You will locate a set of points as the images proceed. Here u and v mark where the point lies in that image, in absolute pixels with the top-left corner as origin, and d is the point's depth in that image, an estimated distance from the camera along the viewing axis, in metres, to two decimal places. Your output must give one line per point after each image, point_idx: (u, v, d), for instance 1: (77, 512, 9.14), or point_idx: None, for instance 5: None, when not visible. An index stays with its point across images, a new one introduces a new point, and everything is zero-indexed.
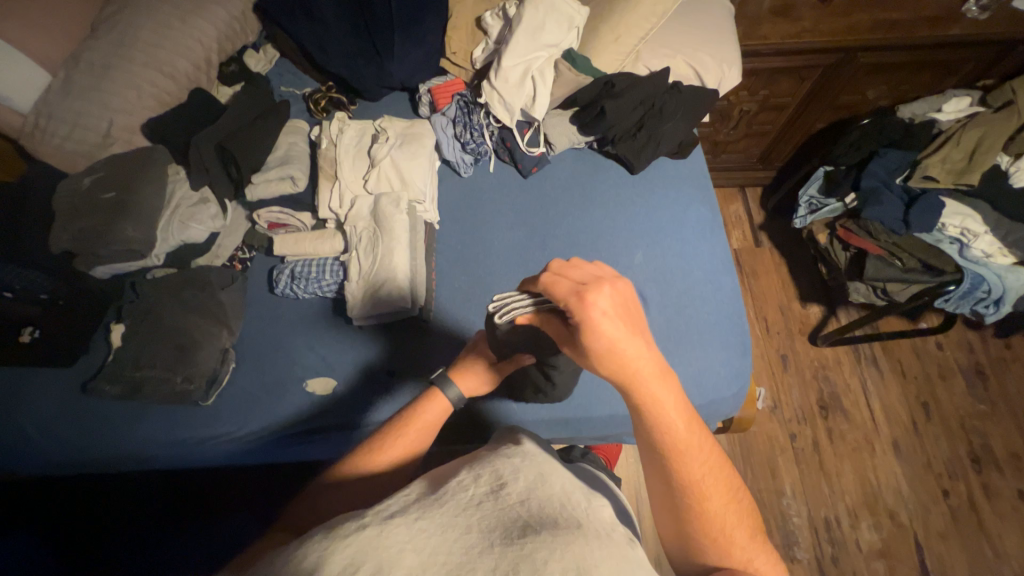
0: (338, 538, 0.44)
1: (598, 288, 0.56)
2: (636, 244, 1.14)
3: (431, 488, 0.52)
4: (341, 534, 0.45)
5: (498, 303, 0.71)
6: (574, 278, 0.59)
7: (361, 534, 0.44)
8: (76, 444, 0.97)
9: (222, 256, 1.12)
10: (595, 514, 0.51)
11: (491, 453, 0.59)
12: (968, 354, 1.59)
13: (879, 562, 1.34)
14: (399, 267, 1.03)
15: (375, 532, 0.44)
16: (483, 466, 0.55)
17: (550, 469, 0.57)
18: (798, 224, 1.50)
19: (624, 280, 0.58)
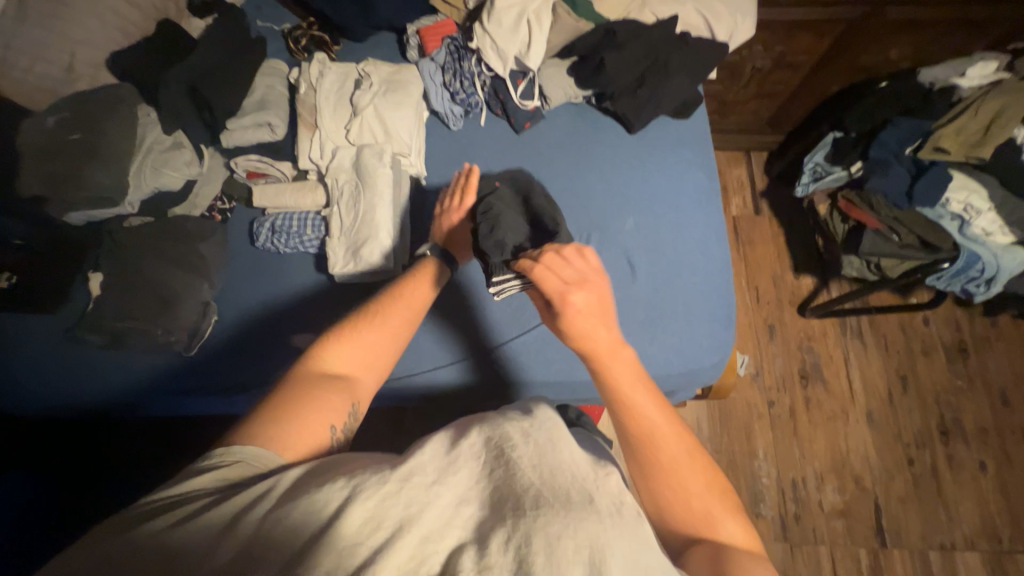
0: (358, 489, 0.48)
1: (578, 286, 0.64)
2: (629, 208, 1.11)
3: (447, 446, 0.54)
4: (361, 486, 0.49)
5: (497, 287, 0.80)
6: (559, 272, 0.66)
7: (380, 490, 0.48)
8: (65, 388, 0.99)
9: (200, 206, 1.09)
10: (609, 484, 0.53)
11: (508, 413, 0.59)
12: (953, 330, 1.60)
13: (838, 520, 1.42)
14: (380, 224, 0.99)
15: (393, 488, 0.48)
16: (498, 428, 0.55)
17: (568, 433, 0.57)
18: (799, 192, 1.45)
19: (601, 274, 0.66)
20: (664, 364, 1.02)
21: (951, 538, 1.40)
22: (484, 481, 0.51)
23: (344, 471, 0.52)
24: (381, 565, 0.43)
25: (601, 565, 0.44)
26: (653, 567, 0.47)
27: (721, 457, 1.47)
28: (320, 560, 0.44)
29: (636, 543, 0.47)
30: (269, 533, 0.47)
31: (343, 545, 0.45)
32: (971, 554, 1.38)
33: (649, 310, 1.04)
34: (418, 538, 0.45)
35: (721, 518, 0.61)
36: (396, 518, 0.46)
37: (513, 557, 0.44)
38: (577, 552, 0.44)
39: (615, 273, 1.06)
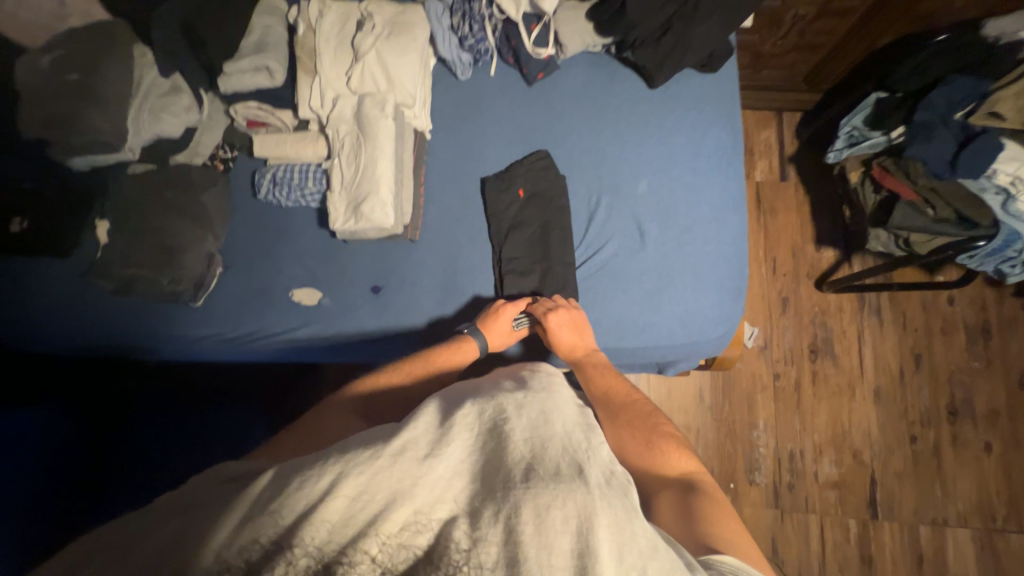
0: (350, 462, 0.48)
1: (558, 310, 0.94)
2: (642, 170, 1.05)
3: (441, 419, 0.55)
4: (351, 460, 0.48)
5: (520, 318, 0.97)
6: (546, 303, 0.96)
7: (372, 464, 0.48)
8: (80, 333, 1.02)
9: (203, 154, 1.06)
10: (597, 456, 0.55)
11: (502, 390, 0.62)
12: (978, 311, 1.54)
13: (832, 491, 1.44)
14: (382, 178, 0.95)
15: (387, 463, 0.48)
16: (492, 404, 0.58)
17: (560, 408, 0.60)
18: (831, 158, 1.36)
19: (575, 306, 0.96)
20: (667, 335, 1.00)
21: (944, 514, 1.41)
22: (478, 453, 0.53)
23: (334, 447, 0.52)
24: (375, 536, 0.45)
25: (589, 532, 0.46)
26: (638, 535, 0.48)
27: (720, 426, 1.48)
28: (311, 532, 0.44)
29: (622, 511, 0.49)
30: (263, 506, 0.47)
31: (336, 519, 0.45)
32: (961, 530, 1.40)
33: (656, 280, 1.01)
34: (410, 510, 0.46)
35: (681, 461, 0.76)
36: (388, 492, 0.47)
37: (502, 526, 0.46)
38: (566, 521, 0.46)
39: (622, 240, 1.03)
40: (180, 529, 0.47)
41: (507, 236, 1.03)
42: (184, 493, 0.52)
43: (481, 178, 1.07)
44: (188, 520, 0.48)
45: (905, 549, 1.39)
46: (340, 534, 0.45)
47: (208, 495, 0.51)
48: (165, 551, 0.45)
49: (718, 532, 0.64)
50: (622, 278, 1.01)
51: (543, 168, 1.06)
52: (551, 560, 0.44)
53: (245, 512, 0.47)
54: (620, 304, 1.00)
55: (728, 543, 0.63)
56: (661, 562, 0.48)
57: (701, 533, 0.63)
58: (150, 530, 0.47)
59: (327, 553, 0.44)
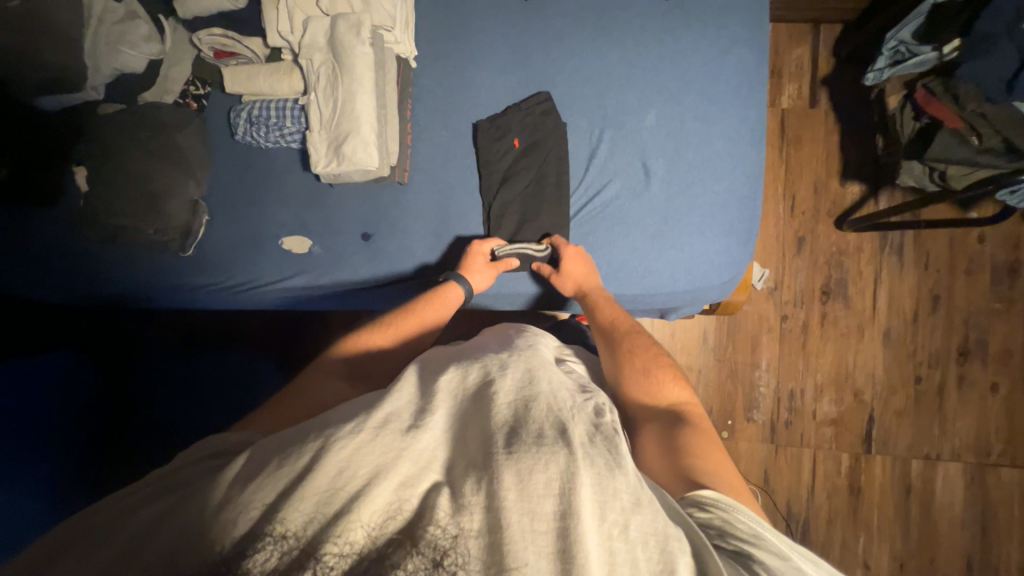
0: (331, 439, 0.49)
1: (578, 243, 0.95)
2: (651, 99, 0.95)
3: (422, 391, 0.57)
4: (332, 438, 0.49)
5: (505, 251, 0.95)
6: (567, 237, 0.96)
7: (352, 439, 0.49)
8: (75, 283, 1.01)
9: (173, 91, 0.98)
10: (581, 414, 0.56)
11: (485, 355, 0.64)
12: (1010, 249, 1.44)
13: (828, 428, 1.46)
14: (363, 116, 0.88)
15: (370, 436, 0.49)
16: (476, 371, 0.59)
17: (542, 371, 0.61)
18: (869, 80, 1.20)
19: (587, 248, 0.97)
20: (670, 281, 0.96)
21: (938, 450, 1.43)
22: (462, 422, 0.54)
23: (318, 426, 0.53)
24: (357, 514, 0.46)
25: (571, 493, 0.46)
26: (621, 491, 0.49)
27: (722, 367, 1.49)
28: (294, 511, 0.46)
29: (606, 469, 0.50)
30: (250, 481, 0.49)
31: (318, 496, 0.47)
32: (953, 464, 1.43)
33: (660, 224, 0.95)
34: (396, 482, 0.48)
35: (674, 393, 0.77)
36: (370, 466, 0.48)
37: (485, 492, 0.47)
38: (549, 484, 0.47)
39: (626, 179, 0.95)
40: (164, 508, 0.51)
41: (500, 189, 0.97)
42: (168, 473, 0.57)
43: (473, 120, 0.98)
44: (171, 500, 0.51)
45: (895, 481, 1.43)
46: (322, 512, 0.46)
47: (190, 475, 0.56)
48: (157, 533, 0.48)
49: (706, 466, 0.63)
50: (624, 222, 0.96)
51: (542, 113, 0.96)
52: (534, 524, 0.45)
53: (229, 487, 0.50)
54: (622, 250, 0.96)
55: (717, 478, 0.62)
56: (646, 515, 0.48)
57: (687, 467, 0.63)
58: (135, 508, 0.52)
59: (310, 531, 0.46)
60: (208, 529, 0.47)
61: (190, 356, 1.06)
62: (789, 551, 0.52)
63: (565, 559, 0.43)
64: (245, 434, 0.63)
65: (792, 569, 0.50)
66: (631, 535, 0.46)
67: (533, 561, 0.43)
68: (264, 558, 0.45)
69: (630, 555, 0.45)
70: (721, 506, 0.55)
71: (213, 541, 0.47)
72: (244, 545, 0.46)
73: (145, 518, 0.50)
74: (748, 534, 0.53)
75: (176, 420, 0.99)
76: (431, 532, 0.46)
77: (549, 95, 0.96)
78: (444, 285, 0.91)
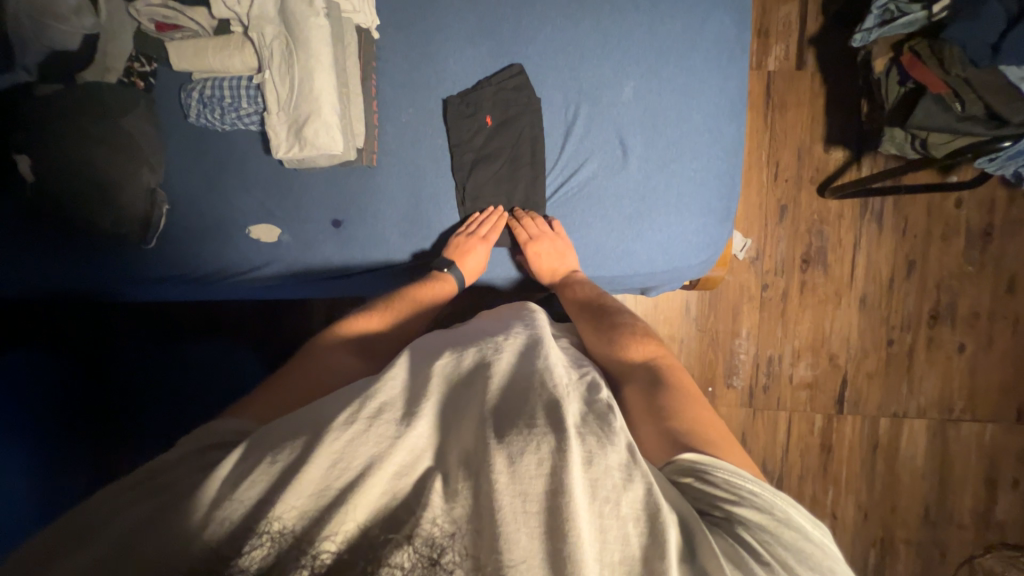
0: (323, 432, 0.48)
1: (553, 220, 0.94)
2: (628, 69, 0.91)
3: (415, 376, 0.56)
4: (326, 430, 0.48)
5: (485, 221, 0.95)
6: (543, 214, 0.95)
7: (347, 431, 0.48)
8: (35, 278, 0.95)
9: (116, 69, 0.89)
10: (574, 394, 0.56)
11: (479, 340, 0.64)
12: (984, 213, 1.46)
13: (803, 391, 1.52)
14: (324, 96, 0.82)
15: (363, 427, 0.48)
16: (471, 357, 0.60)
17: (537, 351, 0.61)
18: (857, 42, 1.15)
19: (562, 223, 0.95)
20: (647, 262, 0.96)
21: (905, 408, 1.50)
22: (454, 407, 0.54)
23: (311, 420, 0.51)
24: (351, 504, 0.44)
25: (562, 472, 0.45)
26: (613, 468, 0.48)
27: (703, 336, 1.51)
28: (287, 504, 0.44)
29: (597, 446, 0.49)
30: (241, 479, 0.47)
31: (313, 489, 0.45)
32: (918, 421, 1.50)
33: (637, 204, 0.93)
34: (392, 470, 0.47)
35: (643, 349, 0.76)
36: (365, 456, 0.47)
37: (476, 477, 0.47)
38: (540, 465, 0.46)
39: (603, 157, 0.93)
40: (151, 510, 0.47)
41: (473, 170, 0.94)
42: (157, 472, 0.53)
43: (443, 100, 0.93)
44: (160, 504, 0.48)
45: (863, 439, 1.51)
46: (314, 503, 0.45)
47: (180, 475, 0.52)
48: (138, 534, 0.45)
49: (687, 424, 0.62)
50: (600, 202, 0.94)
51: (514, 88, 0.92)
52: (526, 505, 0.44)
53: (222, 486, 0.47)
54: (598, 232, 0.95)
55: (699, 436, 0.60)
56: (637, 491, 0.47)
57: (676, 429, 0.61)
58: (122, 508, 0.48)
59: (303, 524, 0.44)
60: (199, 531, 0.44)
61: (167, 349, 1.04)
62: (772, 504, 0.51)
63: (556, 538, 0.43)
64: (242, 423, 0.59)
65: (775, 521, 0.50)
66: (622, 511, 0.46)
67: (527, 544, 0.43)
68: (252, 552, 0.43)
69: (620, 529, 0.45)
70: (703, 468, 0.54)
71: (205, 541, 0.44)
72: (234, 544, 0.43)
73: (128, 522, 0.46)
74: (728, 492, 0.52)
75: (158, 420, 0.99)
76: (425, 521, 0.45)
77: (522, 67, 0.92)
78: (440, 277, 0.91)
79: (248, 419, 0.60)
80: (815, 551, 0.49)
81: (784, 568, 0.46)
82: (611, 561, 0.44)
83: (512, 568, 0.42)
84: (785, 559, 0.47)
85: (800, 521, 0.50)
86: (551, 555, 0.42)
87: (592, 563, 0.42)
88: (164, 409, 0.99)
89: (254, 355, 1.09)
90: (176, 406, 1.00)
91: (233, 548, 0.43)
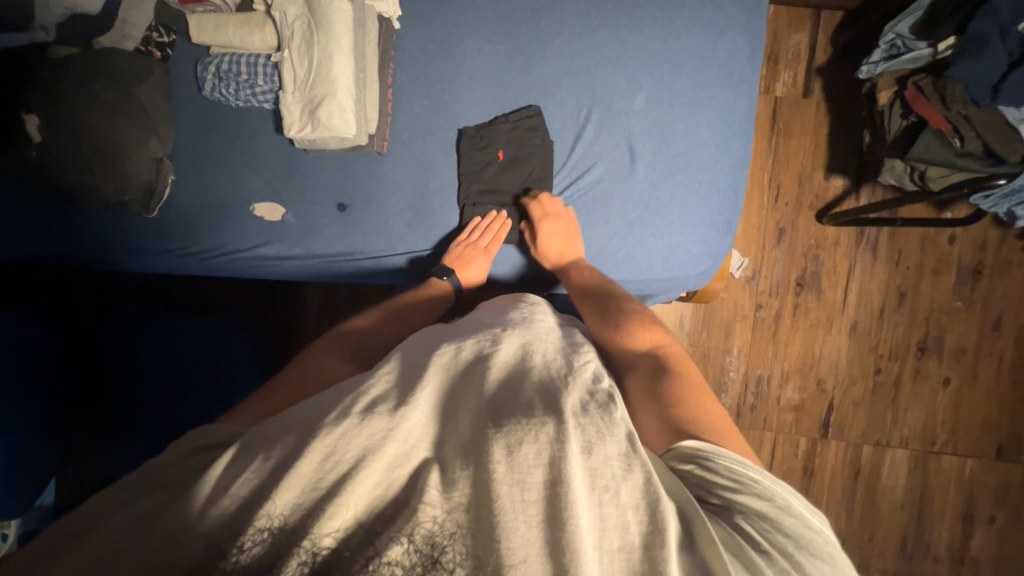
0: (316, 428, 0.46)
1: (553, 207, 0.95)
2: (642, 79, 0.93)
3: (411, 367, 0.55)
4: (318, 425, 0.47)
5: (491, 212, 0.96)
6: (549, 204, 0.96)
7: (339, 425, 0.46)
8: (38, 238, 0.95)
9: (134, 37, 0.90)
10: (575, 382, 0.56)
11: (478, 331, 0.64)
12: (976, 250, 1.50)
13: (790, 413, 1.53)
14: (340, 80, 0.84)
15: (355, 421, 0.47)
16: (469, 348, 0.59)
17: (536, 345, 0.62)
18: (863, 73, 1.20)
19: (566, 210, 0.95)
20: (646, 268, 0.97)
21: (888, 437, 1.52)
22: (453, 398, 0.53)
23: (303, 417, 0.50)
24: (346, 497, 0.43)
25: (560, 462, 0.45)
26: (612, 458, 0.48)
27: (695, 351, 1.52)
28: (281, 497, 0.43)
29: (596, 437, 0.49)
30: (237, 474, 0.45)
31: (305, 484, 0.44)
32: (901, 451, 1.52)
33: (640, 211, 0.95)
34: (387, 461, 0.45)
35: (647, 336, 0.77)
36: (358, 448, 0.45)
37: (475, 465, 0.46)
38: (539, 454, 0.46)
39: (611, 162, 0.94)
40: (155, 505, 0.46)
41: (479, 201, 0.96)
42: (156, 471, 0.50)
43: (458, 131, 0.95)
44: (166, 498, 0.47)
45: (846, 466, 1.52)
46: (309, 495, 0.44)
47: (179, 472, 0.50)
48: (139, 529, 0.44)
49: (686, 413, 0.62)
50: (605, 206, 0.95)
51: (528, 122, 0.94)
52: (524, 494, 0.44)
53: (220, 482, 0.46)
54: (601, 234, 0.96)
55: (702, 425, 0.60)
56: (636, 482, 0.47)
57: (672, 417, 0.62)
58: (124, 506, 0.47)
59: (296, 517, 0.43)
60: (200, 521, 0.43)
61: (158, 322, 1.02)
62: (773, 491, 0.51)
63: (554, 526, 0.43)
64: (230, 428, 0.55)
65: (776, 508, 0.49)
66: (621, 500, 0.46)
67: (525, 532, 0.42)
68: (244, 544, 0.42)
69: (619, 518, 0.45)
70: (705, 455, 0.54)
71: (203, 529, 0.43)
72: (230, 530, 0.42)
73: (130, 517, 0.45)
74: (730, 479, 0.52)
75: (147, 396, 0.97)
76: (424, 516, 0.44)
77: (539, 108, 0.94)
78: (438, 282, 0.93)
79: (234, 420, 0.58)
80: (817, 538, 0.48)
81: (785, 555, 0.46)
82: (610, 549, 0.44)
83: (510, 556, 0.41)
84: (785, 546, 0.47)
85: (800, 511, 0.50)
86: (550, 542, 0.42)
87: (591, 551, 0.42)
88: (157, 397, 0.97)
89: (252, 345, 1.05)
90: (163, 383, 0.98)
91: (228, 537, 0.42)
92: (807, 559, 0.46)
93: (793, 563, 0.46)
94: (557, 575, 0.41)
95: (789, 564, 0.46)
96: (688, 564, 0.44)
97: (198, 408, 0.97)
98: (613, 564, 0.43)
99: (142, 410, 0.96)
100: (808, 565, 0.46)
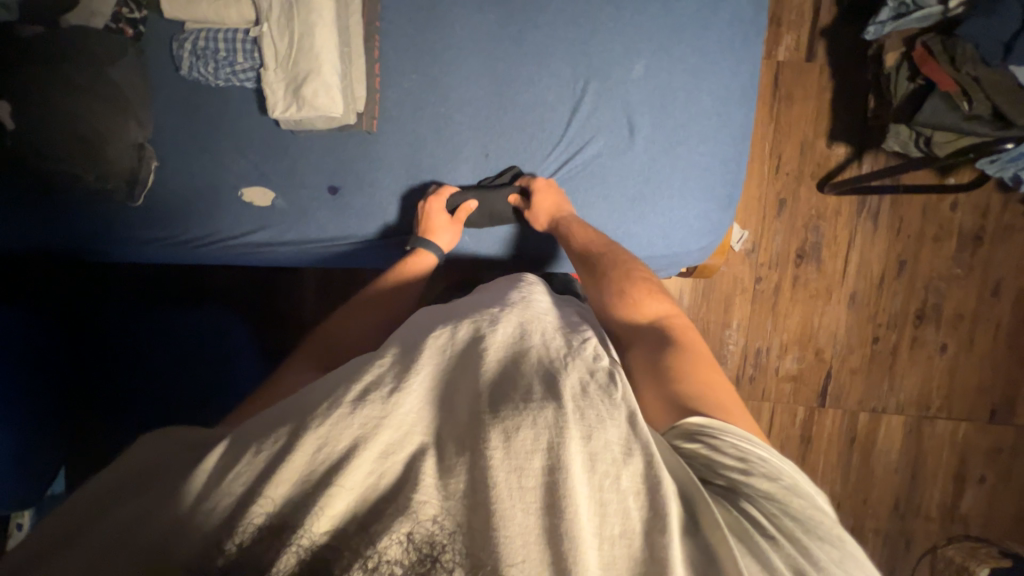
0: (307, 420, 0.46)
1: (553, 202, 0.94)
2: (640, 47, 0.89)
3: (406, 350, 0.54)
4: (312, 413, 0.46)
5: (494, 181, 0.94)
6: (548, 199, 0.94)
7: (331, 415, 0.46)
8: (26, 230, 0.92)
9: (102, 13, 0.84)
10: (574, 364, 0.55)
11: (475, 311, 0.62)
12: (978, 217, 1.48)
13: (788, 383, 1.54)
14: (323, 57, 0.81)
15: (347, 410, 0.46)
16: (466, 328, 0.58)
17: (534, 326, 0.60)
18: (869, 35, 1.14)
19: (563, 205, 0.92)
20: (646, 245, 0.96)
21: (884, 404, 1.54)
22: (449, 384, 0.52)
23: (293, 409, 0.48)
24: (336, 489, 0.43)
25: (559, 448, 0.45)
26: (612, 443, 0.47)
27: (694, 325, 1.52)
28: (269, 495, 0.43)
29: (597, 421, 0.48)
30: (229, 467, 0.45)
31: (298, 477, 0.44)
32: (896, 417, 1.54)
33: (641, 185, 0.93)
34: (378, 451, 0.45)
35: (653, 306, 0.77)
36: (350, 438, 0.45)
37: (473, 452, 0.46)
38: (536, 440, 0.46)
39: (610, 136, 0.91)
40: (148, 500, 0.45)
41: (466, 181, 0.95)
42: (135, 469, 0.50)
43: (450, 152, 0.93)
44: (155, 493, 0.46)
45: (842, 432, 1.55)
46: (300, 487, 0.44)
47: (165, 468, 0.49)
48: (131, 529, 0.43)
49: (693, 385, 0.62)
50: (604, 182, 0.93)
51: (522, 92, 0.91)
52: (521, 480, 0.44)
53: (211, 477, 0.45)
54: (599, 211, 0.94)
55: (707, 399, 0.60)
56: (637, 465, 0.47)
57: (676, 392, 0.61)
58: (116, 501, 0.46)
59: (284, 511, 0.43)
60: (193, 516, 0.43)
61: (149, 312, 1.00)
62: (779, 470, 0.52)
63: (552, 513, 0.43)
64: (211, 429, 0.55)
65: (782, 489, 0.50)
66: (622, 485, 0.46)
67: (522, 519, 0.42)
68: (242, 536, 0.42)
69: (620, 504, 0.45)
70: (711, 433, 0.54)
71: (202, 528, 0.43)
72: (221, 530, 0.42)
73: (121, 518, 0.44)
74: (737, 459, 0.52)
75: (145, 386, 0.96)
76: (422, 515, 0.43)
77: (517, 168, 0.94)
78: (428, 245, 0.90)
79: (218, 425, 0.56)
80: (824, 522, 0.48)
81: (789, 539, 0.46)
82: (611, 535, 0.44)
83: (509, 550, 0.41)
84: (791, 530, 0.47)
85: (807, 492, 0.51)
86: (548, 530, 0.42)
87: (590, 538, 0.43)
88: (156, 381, 0.96)
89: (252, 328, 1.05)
90: (161, 371, 0.97)
91: (225, 532, 0.42)
92: (814, 542, 0.46)
93: (793, 542, 0.46)
94: (556, 563, 0.41)
95: (795, 550, 0.45)
96: (692, 549, 0.44)
97: (196, 397, 0.96)
98: (615, 551, 0.43)
99: (144, 398, 0.96)
100: (811, 545, 0.46)
